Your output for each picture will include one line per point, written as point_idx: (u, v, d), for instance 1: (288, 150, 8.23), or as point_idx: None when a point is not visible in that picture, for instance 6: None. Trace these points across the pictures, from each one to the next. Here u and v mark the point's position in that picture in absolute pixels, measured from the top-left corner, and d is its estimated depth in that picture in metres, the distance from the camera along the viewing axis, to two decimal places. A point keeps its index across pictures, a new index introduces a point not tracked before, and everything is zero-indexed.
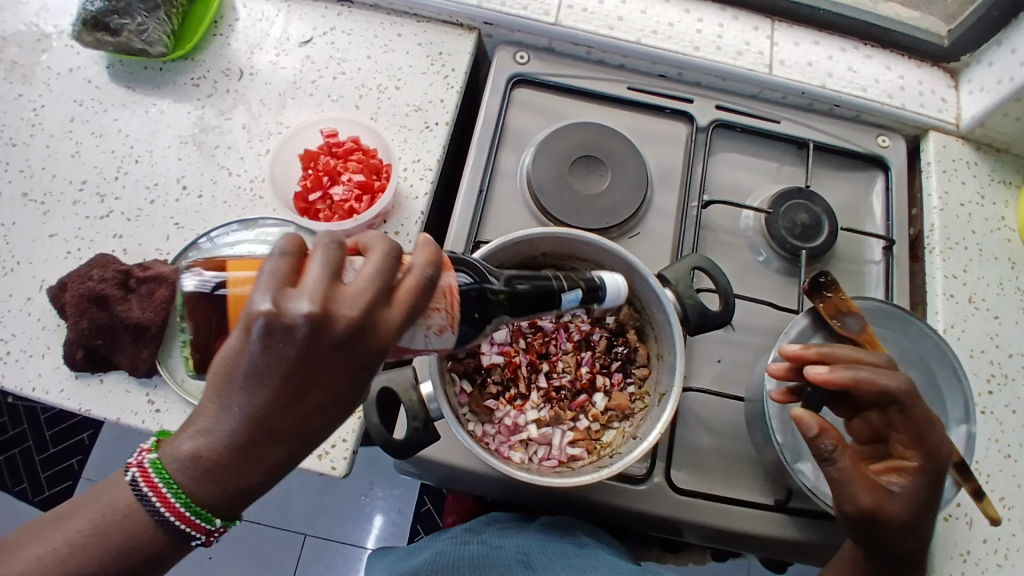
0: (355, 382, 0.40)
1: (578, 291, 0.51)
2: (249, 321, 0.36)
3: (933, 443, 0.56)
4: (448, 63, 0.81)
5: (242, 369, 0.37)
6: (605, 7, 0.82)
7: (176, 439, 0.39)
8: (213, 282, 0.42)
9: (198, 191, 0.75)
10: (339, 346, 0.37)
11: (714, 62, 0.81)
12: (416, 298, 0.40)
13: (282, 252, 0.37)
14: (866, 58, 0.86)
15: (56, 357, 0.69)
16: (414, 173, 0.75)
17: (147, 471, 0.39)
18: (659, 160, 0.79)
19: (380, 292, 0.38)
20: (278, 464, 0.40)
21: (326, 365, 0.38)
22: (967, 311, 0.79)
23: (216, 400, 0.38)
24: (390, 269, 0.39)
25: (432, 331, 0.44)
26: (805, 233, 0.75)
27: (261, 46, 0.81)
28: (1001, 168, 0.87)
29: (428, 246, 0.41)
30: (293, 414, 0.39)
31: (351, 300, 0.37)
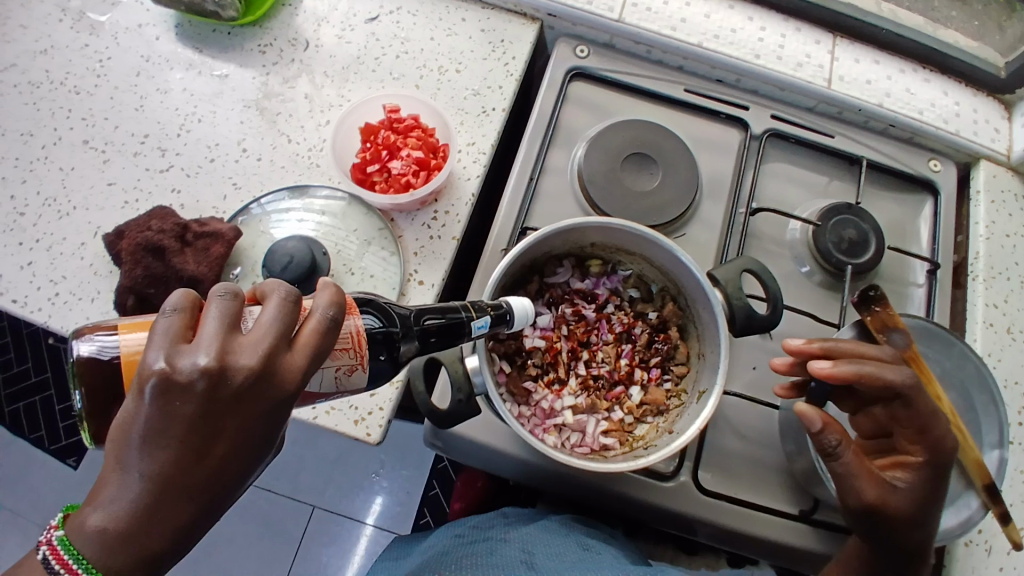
0: (265, 432, 0.39)
1: (487, 318, 0.53)
2: (141, 382, 0.35)
3: (936, 436, 0.57)
4: (508, 51, 0.82)
5: (138, 434, 0.35)
6: (669, 8, 0.82)
7: (81, 513, 0.35)
8: (108, 348, 0.40)
9: (257, 154, 0.77)
10: (241, 398, 0.37)
11: (773, 72, 0.81)
12: (322, 340, 0.40)
13: (174, 308, 0.37)
14: (925, 81, 0.86)
15: (105, 303, 0.71)
16: (468, 156, 0.76)
17: (55, 550, 0.35)
18: (709, 163, 0.80)
19: (281, 338, 0.38)
20: (188, 529, 0.37)
21: (229, 418, 0.37)
22: (1004, 341, 0.78)
23: (113, 472, 0.35)
24: (290, 315, 0.39)
25: (344, 372, 0.44)
26: (852, 249, 0.75)
27: (328, 20, 0.83)
28: None
29: (327, 287, 0.41)
30: (201, 473, 0.37)
31: (251, 348, 0.37)
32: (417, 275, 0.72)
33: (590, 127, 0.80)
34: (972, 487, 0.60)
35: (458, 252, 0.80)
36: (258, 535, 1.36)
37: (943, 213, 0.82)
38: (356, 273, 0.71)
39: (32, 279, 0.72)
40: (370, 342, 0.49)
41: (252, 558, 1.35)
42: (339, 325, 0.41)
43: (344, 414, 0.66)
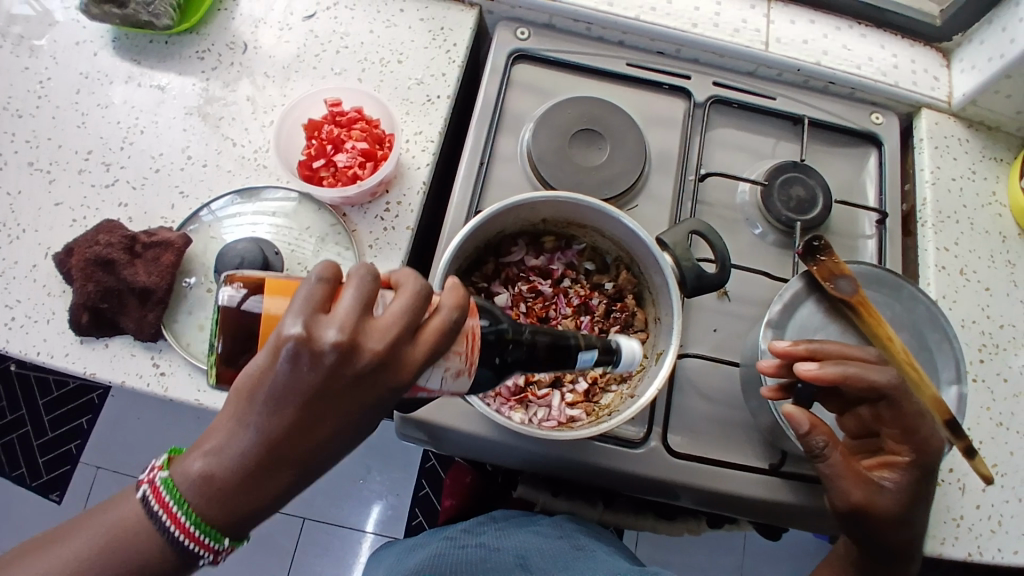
0: (370, 418, 0.41)
1: (594, 352, 0.51)
2: (279, 342, 0.37)
3: (923, 438, 0.58)
4: (449, 38, 0.82)
5: (266, 391, 0.38)
6: None
7: (191, 454, 0.39)
8: (247, 297, 0.42)
9: (203, 160, 0.76)
10: (362, 378, 0.39)
11: (711, 39, 0.83)
12: (440, 340, 0.41)
13: (319, 277, 0.39)
14: (860, 38, 0.88)
15: (62, 322, 0.70)
16: (415, 145, 0.76)
17: (158, 489, 0.39)
18: (657, 135, 0.80)
19: (406, 328, 0.40)
20: (288, 488, 0.40)
21: (344, 397, 0.39)
22: (959, 282, 0.80)
23: (234, 419, 0.39)
24: (418, 306, 0.40)
25: (453, 376, 0.45)
26: (800, 206, 0.76)
27: (265, 20, 0.82)
28: (993, 145, 0.88)
29: (457, 289, 0.42)
30: (309, 440, 0.39)
31: (381, 332, 0.39)
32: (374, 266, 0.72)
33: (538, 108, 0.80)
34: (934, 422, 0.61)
35: (417, 243, 0.80)
36: (252, 553, 1.35)
37: (887, 164, 0.83)
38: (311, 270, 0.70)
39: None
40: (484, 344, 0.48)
41: None
42: (460, 327, 0.42)
43: None
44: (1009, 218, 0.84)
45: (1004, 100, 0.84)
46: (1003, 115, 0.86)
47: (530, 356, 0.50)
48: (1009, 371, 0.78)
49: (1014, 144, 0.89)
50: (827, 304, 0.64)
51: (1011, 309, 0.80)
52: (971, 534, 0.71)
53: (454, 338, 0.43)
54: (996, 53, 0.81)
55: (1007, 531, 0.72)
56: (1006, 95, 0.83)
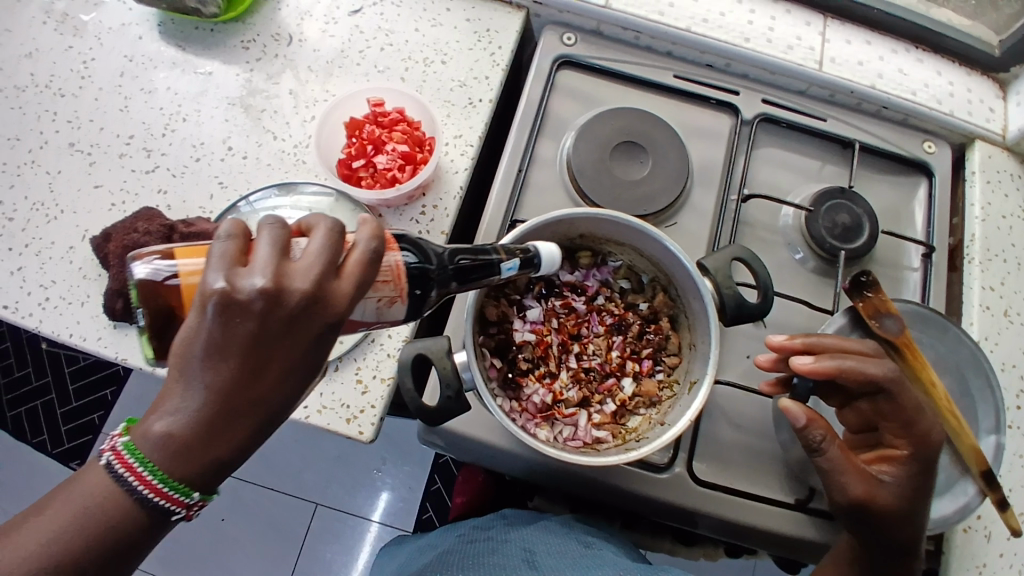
0: (316, 354, 0.41)
1: (515, 261, 0.54)
2: (204, 299, 0.37)
3: (921, 429, 0.57)
4: (494, 41, 0.80)
5: (202, 348, 0.37)
6: None
7: (147, 419, 0.38)
8: (166, 271, 0.43)
9: (242, 152, 0.76)
10: (296, 318, 0.38)
11: (763, 56, 0.80)
12: (365, 272, 0.41)
13: (228, 234, 0.38)
14: (918, 62, 0.85)
15: (96, 306, 0.70)
16: (455, 149, 0.75)
17: (121, 454, 0.38)
18: (700, 152, 0.79)
19: (327, 267, 0.39)
20: (248, 433, 0.39)
21: (283, 339, 0.39)
22: (1002, 324, 0.77)
23: (178, 381, 0.38)
24: (336, 244, 0.40)
25: (383, 302, 0.46)
26: (845, 234, 0.74)
27: (311, 13, 0.82)
28: None
29: (370, 223, 0.41)
30: (257, 385, 0.39)
31: (302, 274, 0.38)
32: None
33: (579, 117, 0.79)
34: (969, 473, 0.60)
35: None
36: (263, 534, 1.37)
37: (937, 196, 0.81)
38: None
39: (22, 286, 0.71)
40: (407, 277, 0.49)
41: (258, 557, 1.35)
42: (380, 260, 0.42)
43: (336, 413, 0.66)
44: None
45: None
46: None
47: (456, 275, 0.52)
48: None
49: None
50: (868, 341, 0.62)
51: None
52: None
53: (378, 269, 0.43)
54: None
55: None
56: None
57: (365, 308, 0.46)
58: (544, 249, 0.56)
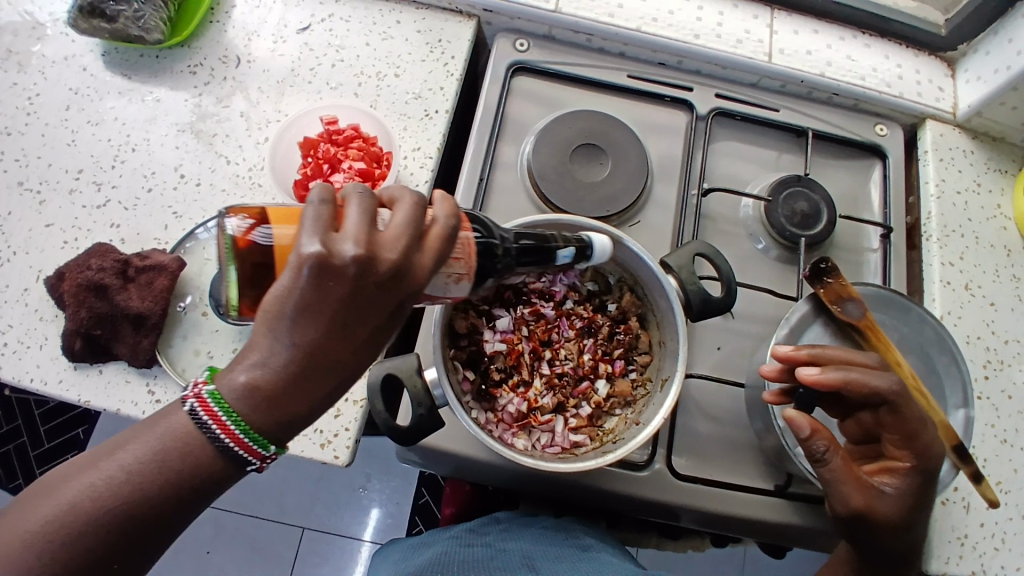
0: (394, 318, 0.41)
1: (572, 249, 0.54)
2: (299, 262, 0.37)
3: (926, 444, 0.57)
4: (447, 51, 0.80)
5: (294, 306, 0.37)
6: None
7: (232, 370, 0.39)
8: (259, 233, 0.41)
9: (197, 178, 0.74)
10: (383, 283, 0.39)
11: (714, 51, 0.81)
12: (445, 248, 0.41)
13: (321, 199, 0.38)
14: (864, 47, 0.86)
15: (55, 348, 0.68)
16: (415, 162, 0.75)
17: (205, 402, 0.38)
18: (660, 149, 0.79)
19: (413, 238, 0.40)
20: (328, 392, 0.40)
21: (372, 302, 0.39)
22: (964, 298, 0.79)
23: (267, 335, 0.38)
24: (421, 217, 0.40)
25: (451, 279, 0.46)
26: (805, 221, 0.75)
27: (259, 34, 0.80)
28: (997, 156, 0.88)
29: (449, 200, 0.42)
30: (342, 348, 0.39)
31: (392, 244, 0.39)
32: None
33: (538, 122, 0.79)
34: (943, 449, 0.61)
35: None
36: (252, 563, 1.34)
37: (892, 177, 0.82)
38: None
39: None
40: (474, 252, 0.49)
41: None
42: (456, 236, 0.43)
43: (310, 438, 0.65)
44: (1013, 232, 0.84)
45: (1009, 112, 0.83)
46: (1007, 126, 0.85)
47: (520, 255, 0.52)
48: (1014, 387, 0.77)
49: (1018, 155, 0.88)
50: (835, 326, 0.62)
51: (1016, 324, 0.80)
52: (975, 554, 0.71)
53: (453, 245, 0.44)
54: (1003, 64, 0.80)
55: (1011, 550, 0.71)
56: (1012, 107, 0.82)
57: (436, 285, 0.46)
58: (597, 242, 0.55)
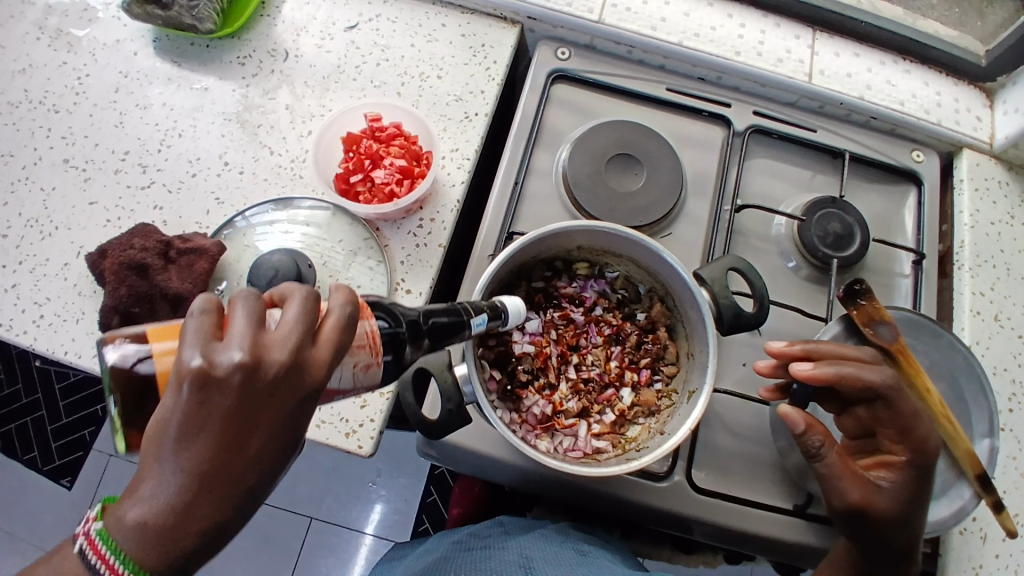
0: (299, 425, 0.37)
1: (484, 316, 0.53)
2: (177, 379, 0.33)
3: (920, 438, 0.57)
4: (489, 55, 0.82)
5: (177, 426, 0.33)
6: (648, 8, 0.83)
7: (115, 513, 0.33)
8: (134, 356, 0.37)
9: (239, 167, 0.76)
10: (274, 388, 0.35)
11: (754, 69, 0.82)
12: (343, 337, 0.38)
13: (201, 309, 0.35)
14: (905, 73, 0.86)
15: (91, 323, 0.70)
16: (452, 162, 0.76)
17: (93, 542, 0.33)
18: (694, 163, 0.80)
19: (306, 334, 0.37)
20: (229, 522, 0.34)
21: (267, 411, 0.35)
22: (993, 329, 0.79)
23: (149, 467, 0.33)
24: (314, 310, 0.37)
25: (358, 368, 0.43)
26: (837, 242, 0.75)
27: (307, 30, 0.82)
28: None
29: (345, 287, 0.39)
30: (239, 468, 0.34)
31: (282, 343, 0.35)
32: (404, 283, 0.71)
33: (574, 129, 0.80)
34: (965, 477, 0.60)
35: (446, 259, 0.79)
36: (258, 549, 1.35)
37: (927, 204, 0.82)
38: (343, 283, 0.70)
39: (17, 303, 0.70)
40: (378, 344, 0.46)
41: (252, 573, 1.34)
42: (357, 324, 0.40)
43: (335, 427, 0.66)
44: None
45: None
46: None
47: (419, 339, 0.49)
48: None
49: None
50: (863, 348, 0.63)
51: None
52: None
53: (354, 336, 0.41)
54: None
55: None
56: None
57: (340, 376, 0.42)
58: (511, 304, 0.56)
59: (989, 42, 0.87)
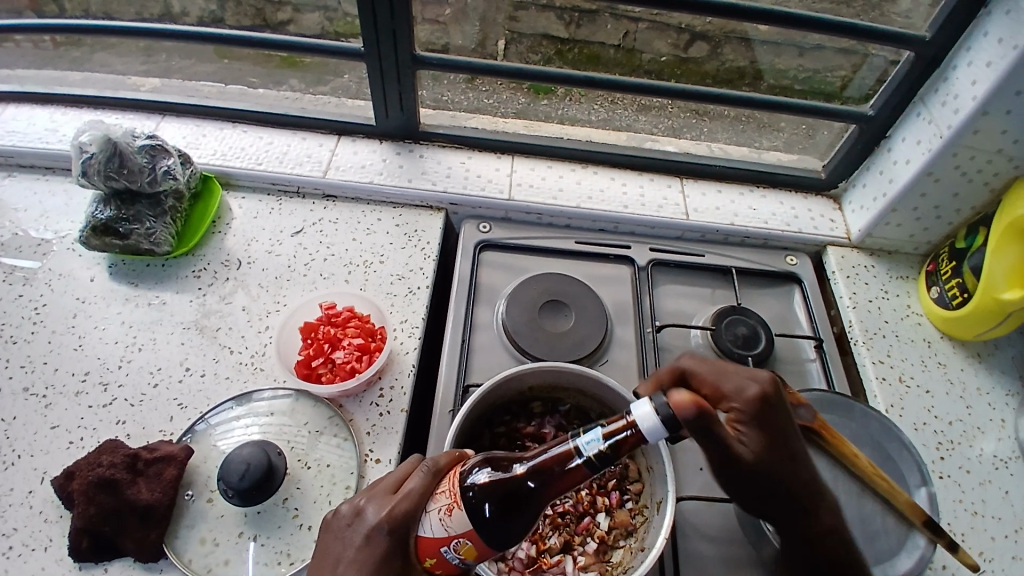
0: (377, 555, 0.52)
1: (597, 429, 0.49)
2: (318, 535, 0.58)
3: (731, 392, 0.57)
4: (422, 238, 0.95)
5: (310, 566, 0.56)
6: (547, 183, 1.02)
7: None
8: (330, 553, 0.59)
9: (201, 370, 0.80)
10: (363, 523, 0.54)
11: (642, 215, 1.00)
12: (412, 482, 0.54)
13: None
14: (762, 198, 1.07)
15: (60, 549, 0.67)
16: (404, 332, 0.84)
17: None
18: (614, 298, 0.92)
19: (389, 487, 0.57)
20: None
21: (344, 544, 0.55)
22: (901, 390, 0.90)
23: None
24: (405, 472, 0.58)
25: (441, 514, 0.51)
26: (747, 342, 0.87)
27: (258, 239, 0.93)
28: (896, 266, 1.04)
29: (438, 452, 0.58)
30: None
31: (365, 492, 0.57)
32: (373, 453, 0.74)
33: (507, 285, 0.91)
34: (915, 527, 0.66)
35: (410, 422, 0.83)
36: None
37: (811, 296, 0.97)
38: (312, 465, 0.72)
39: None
40: (506, 494, 0.51)
41: None
42: (434, 471, 0.55)
43: None
44: (927, 326, 0.97)
45: (895, 230, 1.00)
46: (896, 242, 1.03)
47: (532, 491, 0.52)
48: (969, 462, 0.85)
49: (913, 263, 1.04)
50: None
51: (953, 405, 0.90)
52: None
53: (438, 483, 0.54)
54: (881, 193, 0.98)
55: None
56: (896, 226, 1.00)
57: (433, 526, 0.51)
58: (637, 412, 0.47)
59: (822, 161, 1.10)
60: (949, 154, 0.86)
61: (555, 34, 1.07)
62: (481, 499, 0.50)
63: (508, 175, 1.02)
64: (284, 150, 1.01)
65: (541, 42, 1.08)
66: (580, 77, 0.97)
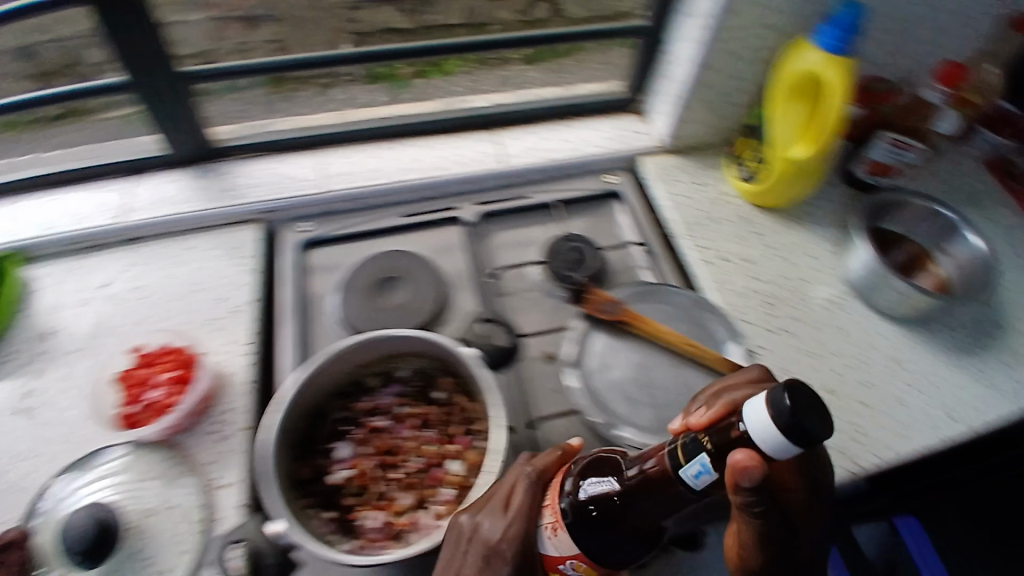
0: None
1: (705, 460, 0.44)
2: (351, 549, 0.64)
3: None
4: (242, 255, 0.92)
5: None
6: (360, 168, 1.01)
7: None
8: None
9: (23, 455, 0.75)
10: (481, 538, 0.59)
11: (461, 174, 1.01)
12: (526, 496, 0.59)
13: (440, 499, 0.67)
14: (574, 129, 1.11)
15: None
16: (230, 353, 0.82)
17: None
18: (445, 260, 0.94)
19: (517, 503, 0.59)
20: None
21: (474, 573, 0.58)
22: (728, 266, 0.96)
23: None
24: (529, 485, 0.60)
25: (550, 531, 0.55)
26: (576, 264, 0.90)
27: (63, 306, 0.87)
28: (705, 159, 1.10)
29: (551, 454, 0.62)
30: None
31: (477, 506, 0.61)
32: (220, 480, 0.73)
33: (340, 277, 0.90)
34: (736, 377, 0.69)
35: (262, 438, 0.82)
36: None
37: (636, 206, 1.03)
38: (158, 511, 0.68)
39: None
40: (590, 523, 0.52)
41: None
42: (538, 482, 0.60)
43: None
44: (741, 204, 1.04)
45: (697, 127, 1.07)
46: (703, 137, 1.09)
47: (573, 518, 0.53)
48: (798, 312, 0.92)
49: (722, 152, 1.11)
50: (607, 322, 0.81)
51: (777, 268, 0.97)
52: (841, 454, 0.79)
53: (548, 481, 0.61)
54: (673, 96, 1.04)
55: (866, 437, 0.81)
56: (695, 123, 1.06)
57: (549, 544, 0.55)
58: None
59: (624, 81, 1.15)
60: (717, 41, 0.91)
61: (336, 31, 1.07)
62: (608, 513, 0.52)
63: (315, 172, 1.00)
64: (76, 207, 0.95)
65: (347, 37, 1.07)
66: (364, 56, 0.96)
